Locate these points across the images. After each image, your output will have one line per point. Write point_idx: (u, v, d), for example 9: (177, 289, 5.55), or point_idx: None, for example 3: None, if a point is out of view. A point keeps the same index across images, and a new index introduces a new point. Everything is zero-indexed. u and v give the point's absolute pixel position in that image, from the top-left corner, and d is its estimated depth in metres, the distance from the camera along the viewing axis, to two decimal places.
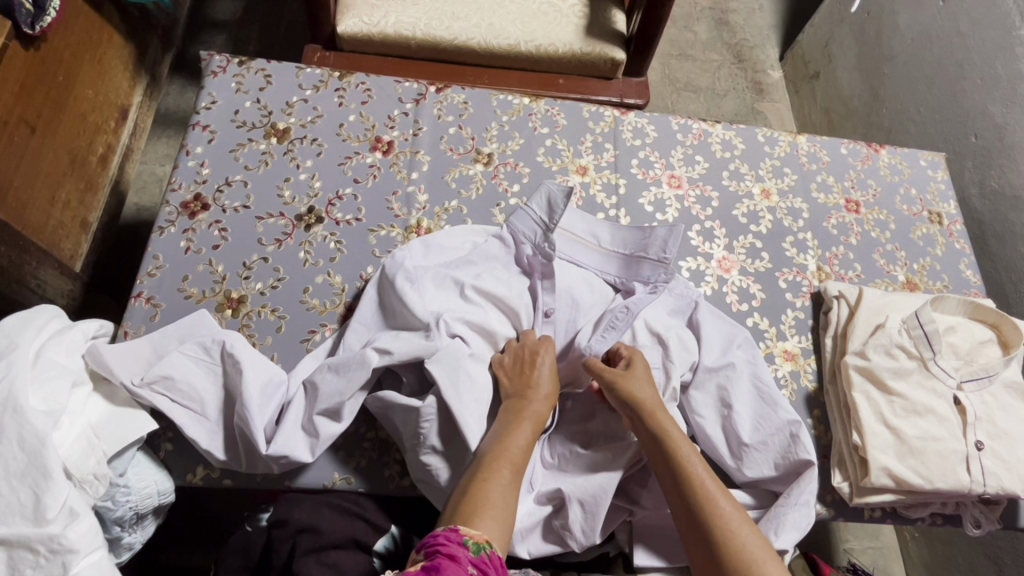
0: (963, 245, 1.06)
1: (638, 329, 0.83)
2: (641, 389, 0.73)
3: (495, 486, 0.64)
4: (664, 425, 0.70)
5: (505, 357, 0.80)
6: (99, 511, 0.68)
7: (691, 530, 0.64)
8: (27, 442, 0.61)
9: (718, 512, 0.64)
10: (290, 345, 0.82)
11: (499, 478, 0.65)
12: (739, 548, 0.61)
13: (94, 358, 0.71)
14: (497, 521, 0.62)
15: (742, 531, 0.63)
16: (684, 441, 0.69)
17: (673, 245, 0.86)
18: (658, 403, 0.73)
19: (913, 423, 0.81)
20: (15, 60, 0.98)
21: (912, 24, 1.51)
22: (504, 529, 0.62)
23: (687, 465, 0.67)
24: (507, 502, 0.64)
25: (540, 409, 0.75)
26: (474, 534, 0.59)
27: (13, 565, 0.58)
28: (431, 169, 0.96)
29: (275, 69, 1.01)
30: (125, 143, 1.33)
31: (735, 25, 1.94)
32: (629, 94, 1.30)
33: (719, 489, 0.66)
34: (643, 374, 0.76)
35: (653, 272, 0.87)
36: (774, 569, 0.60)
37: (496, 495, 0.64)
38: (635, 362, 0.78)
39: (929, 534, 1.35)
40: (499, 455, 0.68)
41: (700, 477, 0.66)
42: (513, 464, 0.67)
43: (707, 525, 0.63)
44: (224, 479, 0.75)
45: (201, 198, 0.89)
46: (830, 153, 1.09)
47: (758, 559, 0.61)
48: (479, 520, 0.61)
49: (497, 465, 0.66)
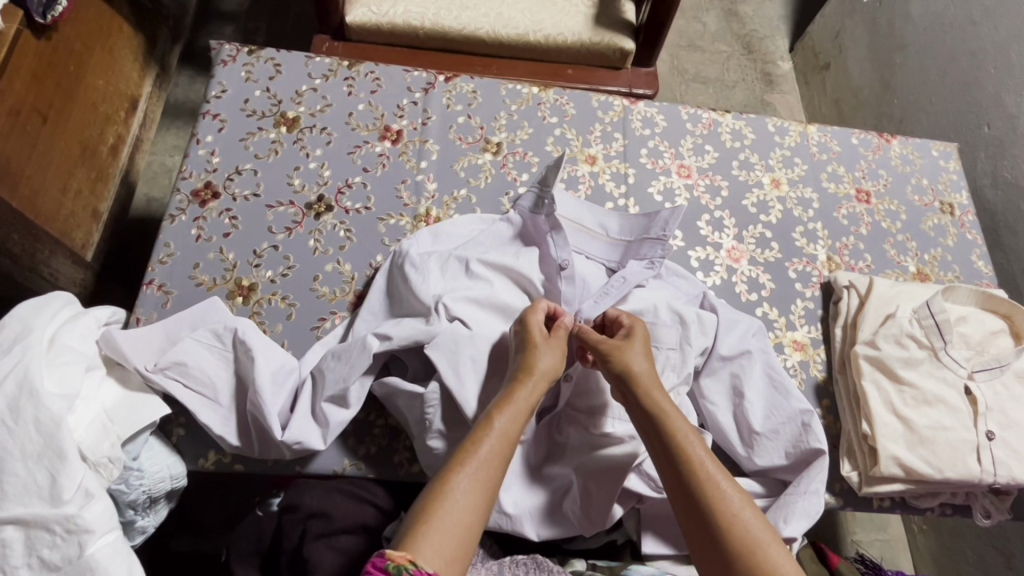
0: (975, 236, 1.05)
1: (660, 309, 0.82)
2: (636, 362, 0.72)
3: (445, 498, 0.57)
4: (660, 403, 0.68)
5: (497, 343, 0.80)
6: (113, 494, 0.68)
7: (691, 518, 0.62)
8: (42, 424, 0.61)
9: (719, 496, 0.61)
10: (300, 332, 0.83)
11: (451, 488, 0.58)
12: (743, 533, 0.59)
13: (108, 344, 0.72)
14: (444, 537, 0.55)
15: (745, 516, 0.60)
16: (681, 420, 0.67)
17: (677, 225, 0.86)
18: (654, 380, 0.71)
19: (924, 413, 0.81)
20: (26, 49, 0.98)
21: (925, 13, 1.50)
22: (457, 548, 0.55)
23: (686, 447, 0.65)
24: (463, 515, 0.57)
25: (518, 406, 0.67)
26: (397, 556, 0.52)
27: (30, 545, 0.59)
28: (441, 158, 0.96)
29: (285, 58, 1.01)
30: (135, 133, 1.33)
31: (745, 15, 1.92)
32: (638, 84, 1.29)
33: (720, 471, 0.63)
34: (642, 347, 0.74)
35: (652, 250, 0.87)
36: (781, 556, 0.58)
37: (447, 506, 0.57)
38: (636, 331, 0.76)
39: (936, 526, 1.35)
40: (459, 461, 0.61)
41: (699, 461, 0.64)
42: (476, 471, 0.60)
43: (709, 509, 0.61)
44: (235, 464, 0.76)
45: (212, 186, 0.90)
46: (841, 143, 1.09)
47: (763, 544, 0.58)
48: (415, 537, 0.54)
49: (452, 474, 0.59)
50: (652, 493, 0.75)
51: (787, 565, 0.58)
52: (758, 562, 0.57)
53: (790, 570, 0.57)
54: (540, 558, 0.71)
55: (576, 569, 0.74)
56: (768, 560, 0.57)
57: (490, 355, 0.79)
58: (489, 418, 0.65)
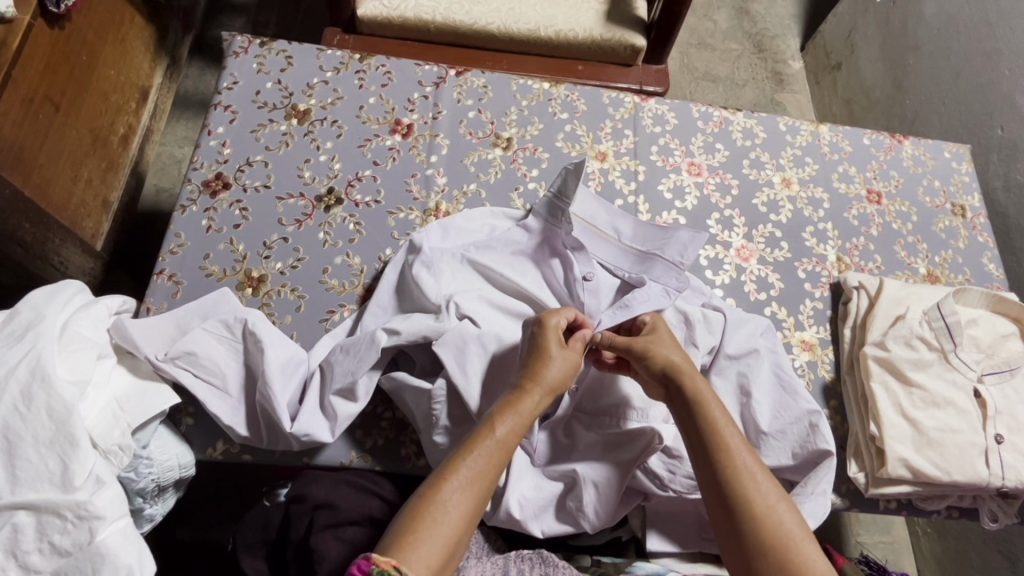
0: (986, 238, 1.04)
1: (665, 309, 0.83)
2: (674, 354, 0.72)
3: (437, 507, 0.57)
4: (702, 391, 0.68)
5: (500, 355, 0.78)
6: (124, 481, 0.69)
7: (722, 511, 0.61)
8: (54, 411, 0.62)
9: (753, 490, 0.61)
10: (310, 325, 0.83)
11: (443, 499, 0.58)
12: (775, 528, 0.59)
13: (119, 332, 0.72)
14: (431, 547, 0.55)
15: (779, 511, 0.60)
16: (720, 411, 0.67)
17: (693, 252, 0.86)
18: (695, 370, 0.71)
19: (932, 415, 0.81)
20: (40, 37, 0.99)
21: (939, 15, 1.49)
22: (441, 559, 0.55)
23: (722, 437, 0.64)
24: (450, 526, 0.56)
25: (522, 415, 0.66)
26: (382, 561, 0.52)
27: (42, 529, 0.59)
28: (450, 152, 0.96)
29: (296, 51, 1.01)
30: (145, 124, 1.33)
31: (757, 14, 1.92)
32: (649, 81, 1.29)
33: (756, 466, 0.63)
34: (671, 340, 0.74)
35: (666, 274, 0.86)
36: (813, 552, 0.58)
37: (441, 515, 0.57)
38: (659, 328, 0.76)
39: (942, 529, 1.34)
40: (451, 470, 0.60)
41: (736, 450, 0.63)
42: (466, 483, 0.59)
43: (741, 503, 0.60)
44: (243, 454, 0.77)
45: (223, 177, 0.90)
46: (853, 143, 1.08)
47: (795, 540, 0.58)
48: (403, 544, 0.54)
49: (443, 483, 0.59)
50: (657, 491, 0.75)
51: (817, 561, 0.57)
52: (790, 556, 0.57)
53: (823, 569, 0.57)
54: (545, 554, 0.71)
55: (581, 565, 0.75)
56: (798, 555, 0.57)
57: (500, 355, 0.78)
58: (490, 425, 0.64)
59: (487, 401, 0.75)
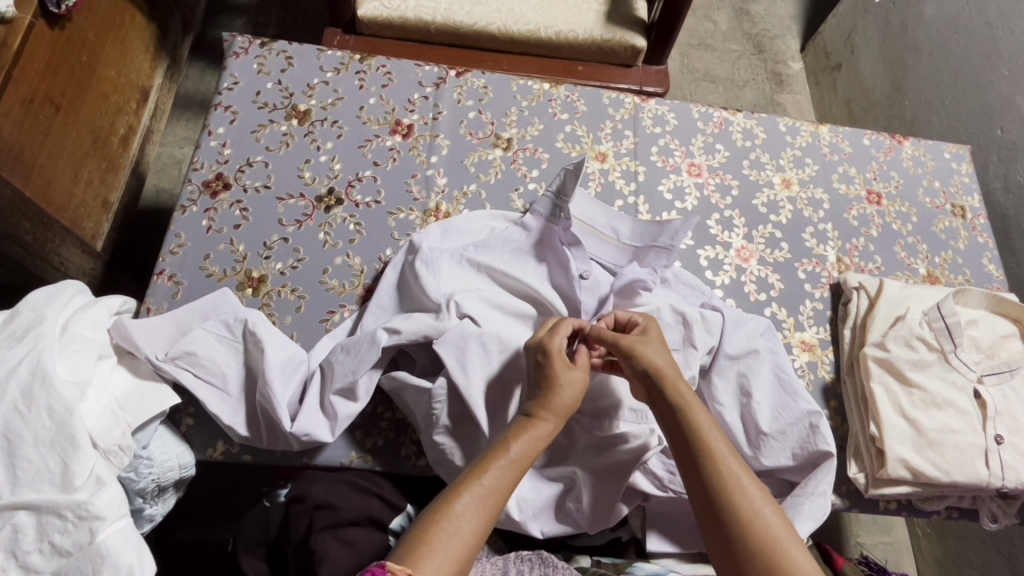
0: (986, 239, 1.05)
1: (663, 309, 0.82)
2: (657, 358, 0.71)
3: (447, 519, 0.57)
4: (685, 397, 0.68)
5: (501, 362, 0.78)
6: (124, 482, 0.69)
7: (709, 516, 0.61)
8: (55, 410, 0.62)
9: (739, 494, 0.61)
10: (310, 325, 0.83)
11: (455, 512, 0.58)
12: (763, 532, 0.59)
13: (119, 333, 0.72)
14: (442, 560, 0.55)
15: (766, 515, 0.60)
16: (704, 416, 0.67)
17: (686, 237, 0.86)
18: (677, 372, 0.70)
19: (932, 415, 0.81)
20: (41, 37, 0.99)
21: (939, 16, 1.49)
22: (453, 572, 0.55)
23: (708, 442, 0.64)
24: (462, 540, 0.57)
25: (536, 438, 0.66)
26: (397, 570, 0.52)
27: (42, 529, 0.59)
28: (450, 153, 0.96)
29: (297, 52, 1.01)
30: (145, 125, 1.34)
31: (757, 15, 1.92)
32: (649, 82, 1.29)
33: (742, 470, 0.63)
34: (658, 343, 0.73)
35: (658, 259, 0.88)
36: (801, 556, 0.58)
37: (450, 527, 0.57)
38: (650, 330, 0.75)
39: (942, 530, 1.34)
40: (463, 485, 0.60)
41: (723, 455, 0.63)
42: (482, 498, 0.60)
43: (729, 507, 0.60)
44: (243, 454, 0.77)
45: (223, 177, 0.90)
46: (853, 144, 1.08)
47: (783, 543, 0.58)
48: (415, 555, 0.54)
49: (457, 496, 0.59)
50: (659, 492, 0.75)
51: (804, 565, 0.57)
52: (777, 559, 0.57)
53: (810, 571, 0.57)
54: (545, 554, 0.71)
55: (581, 565, 0.75)
56: (786, 559, 0.57)
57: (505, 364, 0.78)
58: (504, 444, 0.65)
59: (489, 405, 0.76)
